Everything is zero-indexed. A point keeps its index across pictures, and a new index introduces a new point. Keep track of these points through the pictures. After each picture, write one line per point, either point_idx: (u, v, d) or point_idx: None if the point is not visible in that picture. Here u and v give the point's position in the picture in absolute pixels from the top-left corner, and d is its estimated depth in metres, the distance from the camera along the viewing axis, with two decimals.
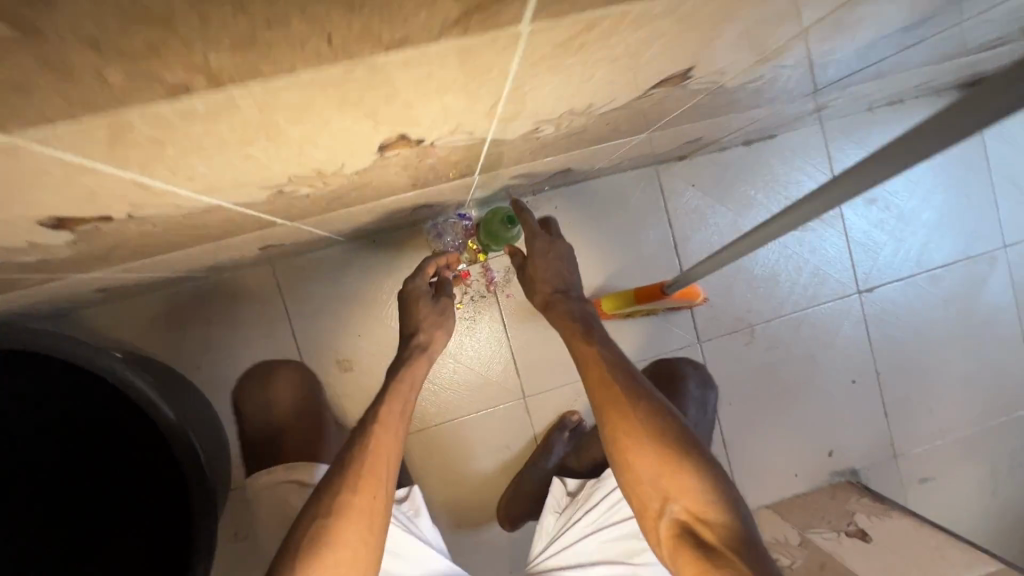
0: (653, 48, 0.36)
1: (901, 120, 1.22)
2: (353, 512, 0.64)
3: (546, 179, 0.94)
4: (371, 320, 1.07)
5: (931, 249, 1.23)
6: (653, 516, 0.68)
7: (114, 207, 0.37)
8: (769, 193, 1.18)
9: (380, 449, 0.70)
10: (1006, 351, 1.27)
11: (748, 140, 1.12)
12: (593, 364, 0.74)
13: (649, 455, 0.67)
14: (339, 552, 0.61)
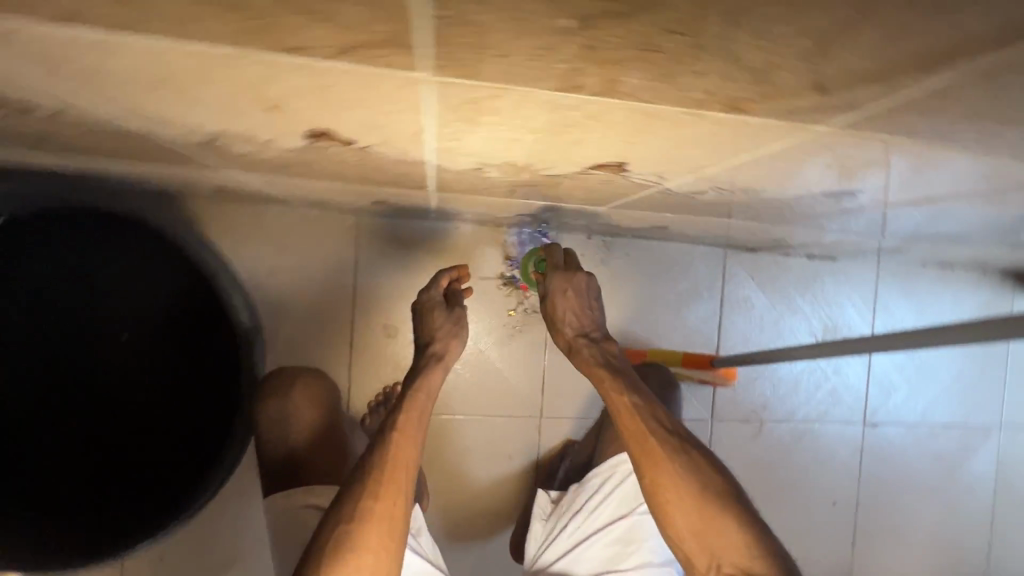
0: (874, 137, 0.41)
1: (943, 279, 1.32)
2: (373, 528, 0.71)
3: (641, 226, 0.99)
4: None
5: (939, 409, 1.32)
6: (696, 570, 0.70)
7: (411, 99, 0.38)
8: (814, 306, 1.26)
9: (393, 477, 0.75)
10: (971, 515, 1.35)
11: (816, 253, 1.19)
12: (622, 412, 0.75)
13: (680, 504, 0.69)
14: (358, 559, 0.69)
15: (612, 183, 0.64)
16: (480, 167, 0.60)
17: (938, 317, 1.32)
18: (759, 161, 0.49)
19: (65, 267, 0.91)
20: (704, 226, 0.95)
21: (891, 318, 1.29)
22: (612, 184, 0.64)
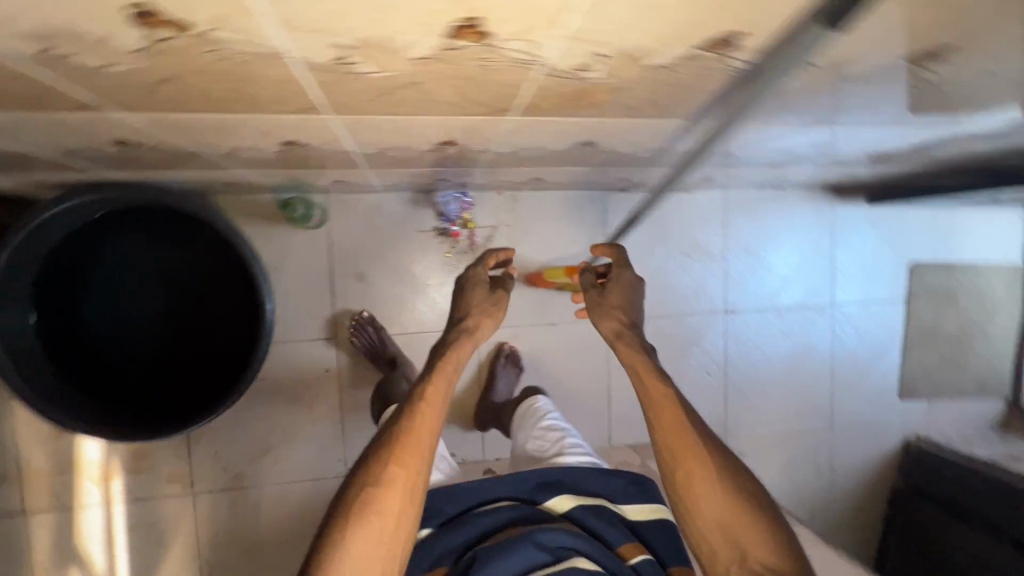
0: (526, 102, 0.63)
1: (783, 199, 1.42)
2: (395, 474, 0.71)
3: (520, 183, 1.33)
4: (384, 242, 1.39)
5: (784, 294, 1.44)
6: (720, 567, 0.72)
7: (277, 132, 0.76)
8: (681, 225, 1.37)
9: (423, 420, 0.74)
10: (814, 383, 1.50)
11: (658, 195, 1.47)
12: (626, 351, 0.81)
13: (712, 518, 0.72)
14: (391, 497, 0.70)
15: (441, 153, 0.95)
16: (368, 153, 0.94)
17: (777, 226, 1.43)
18: (508, 125, 0.75)
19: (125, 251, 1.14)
20: (586, 175, 1.27)
21: (744, 230, 1.41)
22: (440, 153, 0.95)
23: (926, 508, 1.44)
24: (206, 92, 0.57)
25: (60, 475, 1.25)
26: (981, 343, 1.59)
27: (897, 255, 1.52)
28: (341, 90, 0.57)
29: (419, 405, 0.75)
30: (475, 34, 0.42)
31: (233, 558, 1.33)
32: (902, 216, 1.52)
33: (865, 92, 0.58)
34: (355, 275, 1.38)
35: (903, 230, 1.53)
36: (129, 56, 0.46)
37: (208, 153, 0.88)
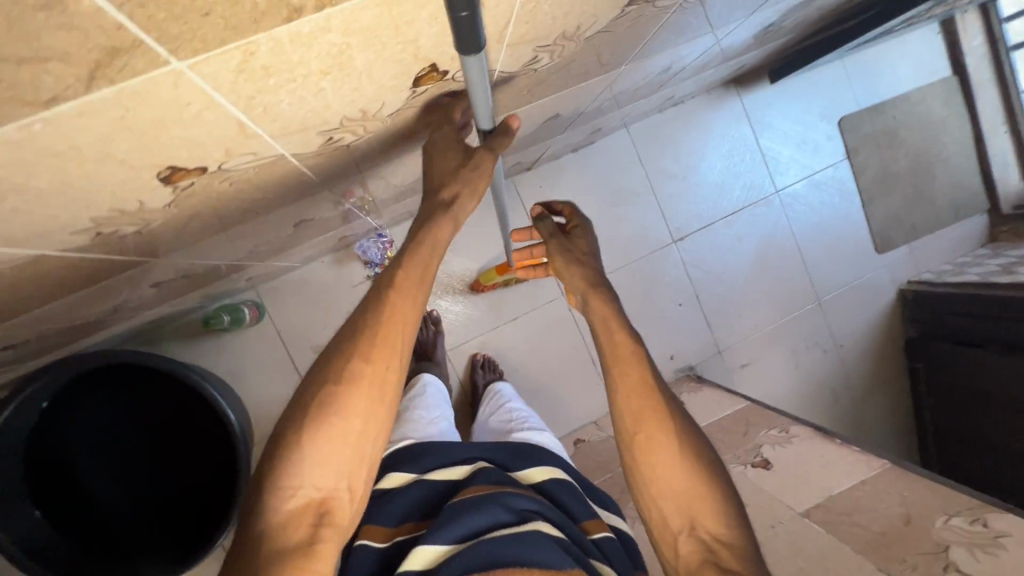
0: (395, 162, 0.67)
1: (686, 114, 1.33)
2: (366, 374, 0.50)
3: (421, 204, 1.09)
4: (329, 310, 1.19)
5: (723, 199, 1.35)
6: (671, 539, 0.57)
7: (187, 282, 0.77)
8: (593, 178, 1.30)
9: (381, 338, 0.50)
10: (789, 271, 1.40)
11: (571, 148, 1.23)
12: (596, 304, 0.64)
13: (659, 490, 0.58)
14: (356, 405, 0.50)
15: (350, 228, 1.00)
16: (278, 258, 0.96)
17: (694, 144, 1.34)
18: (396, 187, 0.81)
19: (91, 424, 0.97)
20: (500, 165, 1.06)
21: (659, 159, 1.32)
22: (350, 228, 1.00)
23: (919, 366, 1.41)
24: (138, 279, 0.61)
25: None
26: (941, 168, 1.44)
27: (823, 116, 1.40)
28: (231, 229, 0.59)
29: (387, 298, 0.51)
30: (336, 143, 0.48)
31: None
32: (808, 76, 1.39)
33: (648, 27, 0.58)
34: (310, 348, 1.19)
35: (825, 94, 1.40)
36: (46, 286, 0.48)
37: (115, 331, 0.87)
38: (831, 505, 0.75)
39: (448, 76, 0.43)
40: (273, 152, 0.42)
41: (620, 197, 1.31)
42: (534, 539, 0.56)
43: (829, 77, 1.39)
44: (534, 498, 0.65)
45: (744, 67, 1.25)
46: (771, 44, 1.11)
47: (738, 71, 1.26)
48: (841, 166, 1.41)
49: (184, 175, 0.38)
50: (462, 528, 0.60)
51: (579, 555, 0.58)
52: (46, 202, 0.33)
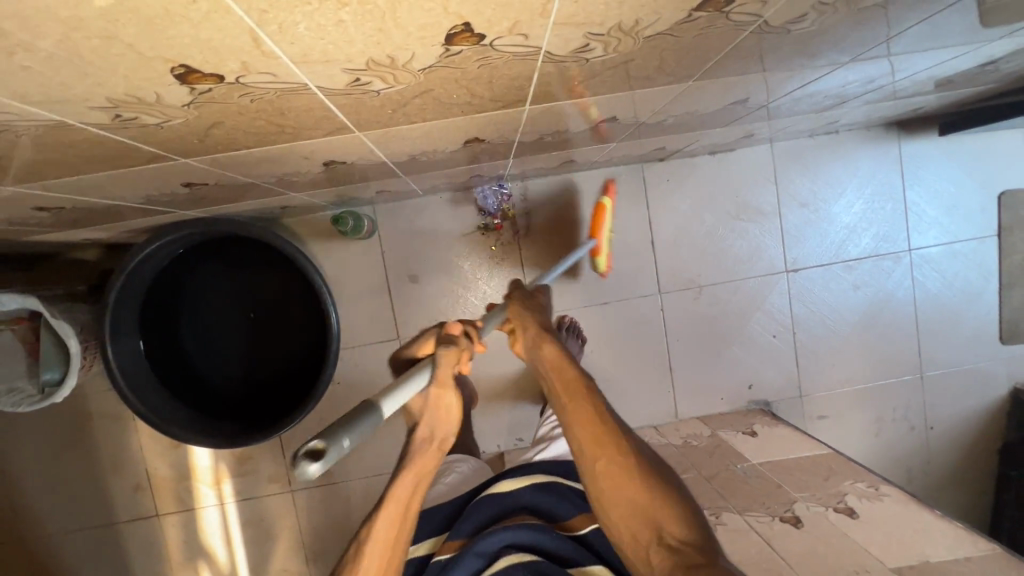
0: (588, 108, 0.65)
1: (837, 145, 1.27)
2: (384, 526, 0.65)
3: (556, 165, 1.09)
4: (435, 246, 1.22)
5: (849, 243, 1.28)
6: (638, 548, 0.61)
7: (347, 171, 0.80)
8: (722, 186, 1.26)
9: (385, 524, 0.65)
10: (898, 336, 1.32)
11: (710, 150, 1.20)
12: (549, 356, 0.72)
13: (619, 507, 0.63)
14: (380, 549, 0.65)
15: (487, 168, 1.02)
16: (417, 177, 0.98)
17: (835, 178, 1.27)
18: (560, 138, 0.81)
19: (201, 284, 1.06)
20: (645, 145, 1.03)
21: (794, 183, 1.27)
22: (487, 168, 1.02)
23: (1012, 473, 1.30)
24: (324, 149, 0.64)
25: (182, 480, 1.23)
26: None
27: (982, 184, 1.30)
28: (427, 124, 0.60)
29: (390, 491, 0.65)
30: (582, 55, 0.46)
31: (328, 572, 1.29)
32: (978, 138, 1.29)
33: (903, 23, 0.54)
34: (406, 276, 1.22)
35: (993, 162, 1.29)
36: (269, 125, 0.50)
37: (258, 201, 0.91)
38: (926, 570, 0.71)
39: (733, 4, 0.40)
40: (538, 45, 0.42)
41: (743, 212, 1.27)
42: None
43: (1001, 146, 1.29)
44: (502, 531, 0.84)
45: (919, 112, 1.17)
46: (969, 90, 1.02)
47: (907, 115, 1.19)
48: (987, 244, 1.30)
49: (465, 38, 0.38)
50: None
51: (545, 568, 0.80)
52: (365, 20, 0.33)
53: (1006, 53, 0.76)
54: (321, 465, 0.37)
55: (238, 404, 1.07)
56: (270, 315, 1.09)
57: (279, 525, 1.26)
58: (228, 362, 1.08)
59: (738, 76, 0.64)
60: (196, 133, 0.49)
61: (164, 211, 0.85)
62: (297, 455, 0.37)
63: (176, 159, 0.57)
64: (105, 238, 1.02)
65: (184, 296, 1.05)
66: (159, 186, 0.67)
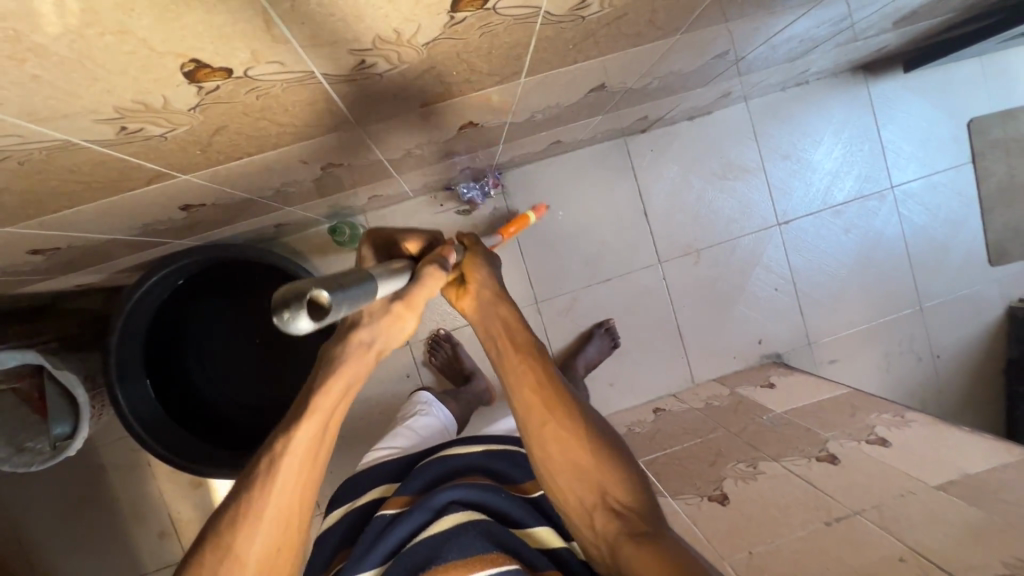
0: (579, 76, 0.66)
1: (809, 95, 1.29)
2: (304, 444, 0.51)
3: (543, 147, 1.09)
4: None
5: (835, 187, 1.31)
6: (580, 507, 0.60)
7: (343, 175, 0.79)
8: (705, 149, 1.28)
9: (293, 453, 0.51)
10: (892, 272, 1.35)
11: (689, 115, 1.22)
12: (500, 317, 0.62)
13: (566, 470, 0.60)
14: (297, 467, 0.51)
15: (476, 158, 1.01)
16: (409, 176, 0.97)
17: (811, 127, 1.30)
18: (549, 115, 0.81)
19: (202, 315, 1.03)
20: (629, 117, 1.05)
21: (773, 137, 1.29)
22: (476, 159, 1.01)
23: None
24: (323, 150, 0.63)
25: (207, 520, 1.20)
26: None
27: (951, 114, 1.34)
28: (426, 109, 0.59)
29: (315, 395, 0.51)
30: (579, 13, 0.46)
31: None
32: (940, 71, 1.33)
33: None
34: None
35: (957, 92, 1.34)
36: (273, 125, 0.50)
37: (255, 220, 0.90)
38: (969, 482, 0.72)
39: None
40: (539, 4, 0.42)
41: (729, 171, 1.29)
42: (455, 534, 0.67)
43: (963, 76, 1.33)
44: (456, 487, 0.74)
45: (882, 52, 1.20)
46: (932, 22, 1.04)
47: (873, 57, 1.22)
48: (964, 171, 1.35)
49: (470, 3, 0.38)
50: (397, 538, 0.71)
51: (497, 527, 0.69)
52: None
53: None
54: (316, 326, 0.32)
55: (253, 433, 1.05)
56: (275, 337, 1.07)
57: None
58: (238, 392, 1.06)
59: (721, 26, 0.65)
60: (199, 142, 0.48)
61: (161, 242, 0.83)
62: (300, 300, 0.31)
63: (176, 177, 0.55)
64: (100, 282, 0.99)
65: (186, 329, 1.02)
66: (158, 211, 0.65)
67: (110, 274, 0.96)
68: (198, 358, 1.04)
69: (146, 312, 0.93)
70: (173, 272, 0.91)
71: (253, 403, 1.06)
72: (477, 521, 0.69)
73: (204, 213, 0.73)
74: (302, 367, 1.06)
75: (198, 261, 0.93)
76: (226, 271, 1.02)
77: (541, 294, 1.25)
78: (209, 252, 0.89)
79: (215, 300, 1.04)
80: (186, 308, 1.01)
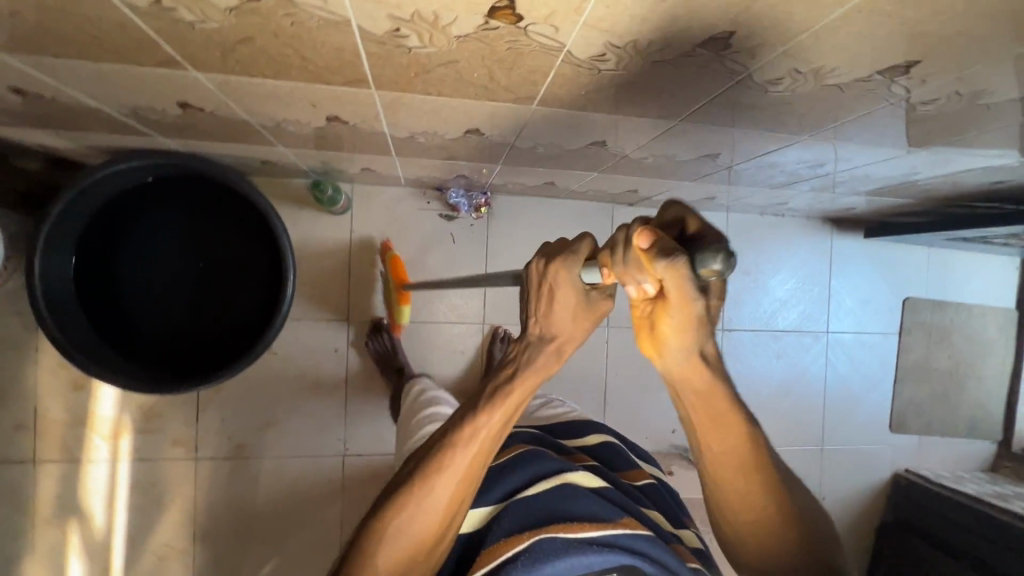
0: (584, 126, 0.72)
1: (780, 227, 1.42)
2: (468, 457, 0.49)
3: (536, 184, 1.15)
4: (404, 236, 1.24)
5: (779, 315, 1.42)
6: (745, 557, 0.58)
7: (344, 135, 0.82)
8: None
9: (458, 462, 0.49)
10: (807, 407, 1.44)
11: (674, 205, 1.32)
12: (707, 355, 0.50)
13: (745, 530, 0.56)
14: (430, 523, 0.49)
15: (474, 171, 1.06)
16: (406, 162, 1.01)
17: (775, 255, 1.42)
18: (548, 152, 0.87)
19: (160, 224, 1.02)
20: (621, 184, 1.12)
21: (741, 251, 1.40)
22: (474, 171, 1.06)
23: (885, 551, 1.43)
24: (335, 102, 0.66)
25: (75, 427, 1.12)
26: (972, 385, 1.52)
27: (893, 287, 1.49)
28: (439, 100, 0.64)
29: (486, 413, 0.48)
30: (597, 65, 0.52)
31: (212, 556, 1.17)
32: (894, 247, 1.48)
33: (849, 115, 0.65)
34: (370, 260, 1.22)
35: (901, 270, 1.49)
36: (296, 56, 0.53)
37: (245, 146, 0.92)
38: None
39: (727, 49, 0.48)
40: (564, 41, 0.47)
41: None
42: (574, 490, 0.61)
43: (909, 258, 1.49)
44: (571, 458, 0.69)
45: (851, 213, 1.34)
46: (894, 201, 1.18)
47: (841, 214, 1.36)
48: (890, 339, 1.48)
49: (505, 15, 0.43)
50: (510, 486, 0.62)
51: (622, 499, 0.64)
52: None
53: (924, 168, 0.90)
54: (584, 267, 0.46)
55: (158, 352, 1.00)
56: (222, 267, 1.05)
57: (168, 494, 1.16)
58: (165, 308, 1.03)
59: (714, 129, 0.73)
60: (222, 44, 0.50)
61: (145, 133, 0.83)
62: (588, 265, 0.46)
63: (187, 70, 0.57)
64: (66, 151, 0.97)
65: (135, 229, 1.01)
66: (154, 98, 0.66)
67: (79, 146, 0.94)
68: (140, 263, 1.03)
69: (101, 195, 0.90)
70: (143, 168, 0.89)
71: (176, 324, 1.03)
72: (598, 488, 0.63)
73: (197, 117, 0.74)
74: (236, 305, 1.04)
75: (173, 168, 0.91)
76: (193, 188, 1.00)
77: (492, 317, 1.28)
78: (185, 159, 0.87)
79: (176, 213, 1.03)
80: (144, 209, 1.00)
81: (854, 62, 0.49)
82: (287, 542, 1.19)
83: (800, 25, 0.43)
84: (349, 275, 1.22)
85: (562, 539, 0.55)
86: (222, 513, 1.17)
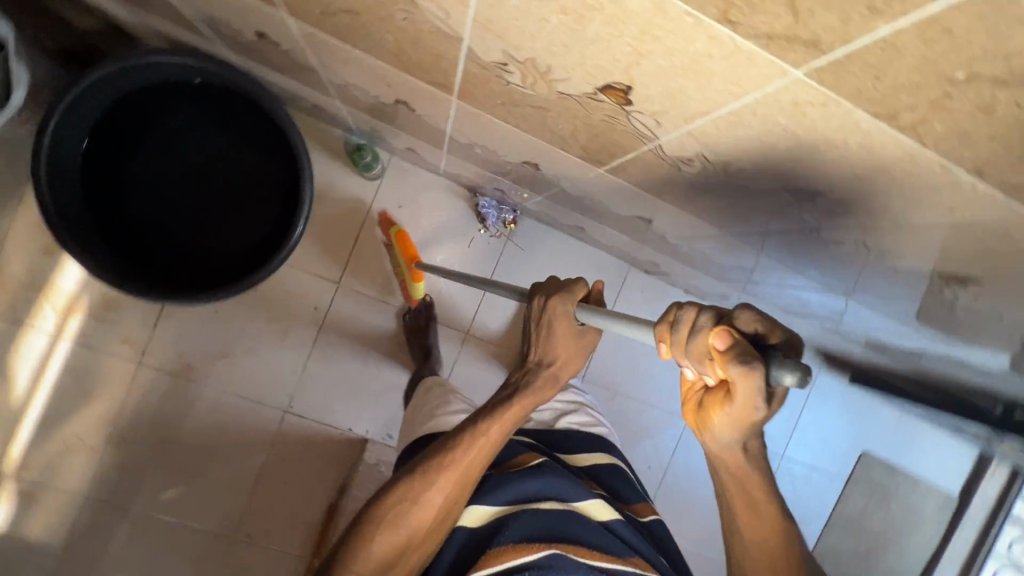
0: (639, 202, 0.71)
1: None
2: (464, 463, 0.59)
3: (568, 223, 1.14)
4: (423, 222, 1.22)
5: None
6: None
7: (405, 117, 0.80)
8: None
9: (456, 466, 0.59)
10: None
11: (686, 288, 1.32)
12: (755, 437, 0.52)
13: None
14: (425, 515, 0.58)
15: (514, 190, 1.05)
16: (452, 159, 0.99)
17: None
18: (593, 206, 0.86)
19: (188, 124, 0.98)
20: (646, 255, 1.12)
21: None
22: (514, 190, 1.05)
23: None
24: (411, 91, 0.64)
25: (30, 289, 1.08)
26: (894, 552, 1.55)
27: (855, 436, 1.51)
28: (512, 129, 0.62)
29: (486, 427, 0.60)
30: (680, 165, 0.51)
31: (118, 463, 1.13)
32: (871, 399, 1.51)
33: (888, 290, 0.65)
34: (381, 233, 1.20)
35: (870, 423, 1.52)
36: (392, 44, 0.51)
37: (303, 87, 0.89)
38: None
39: (809, 201, 0.47)
40: (660, 136, 0.46)
41: None
42: (586, 524, 0.66)
43: (880, 414, 1.52)
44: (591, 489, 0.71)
45: (845, 355, 1.36)
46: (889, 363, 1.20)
47: (836, 353, 1.38)
48: (835, 483, 1.50)
49: (616, 96, 0.42)
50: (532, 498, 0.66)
51: (626, 532, 0.68)
52: (563, 33, 0.36)
53: (934, 352, 0.91)
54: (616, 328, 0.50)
55: (140, 250, 0.96)
56: (235, 186, 1.01)
57: (97, 388, 1.11)
58: (165, 209, 0.99)
59: (757, 252, 0.73)
60: (325, 7, 0.48)
61: (212, 40, 0.80)
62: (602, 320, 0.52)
63: (279, 11, 0.55)
64: (126, 23, 0.94)
65: (161, 119, 0.96)
66: (236, 19, 0.64)
67: (140, 24, 0.91)
68: (155, 153, 0.98)
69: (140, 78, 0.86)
70: (190, 67, 0.85)
71: (169, 227, 0.99)
72: (608, 520, 0.68)
73: (270, 49, 0.72)
74: (234, 230, 1.00)
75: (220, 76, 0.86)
76: (233, 103, 0.96)
77: (476, 329, 1.26)
78: (236, 75, 0.83)
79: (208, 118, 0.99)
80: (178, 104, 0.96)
81: (918, 256, 0.49)
82: (198, 476, 1.15)
83: (887, 212, 0.43)
84: (355, 239, 1.19)
85: (569, 560, 0.61)
86: (146, 425, 1.14)
